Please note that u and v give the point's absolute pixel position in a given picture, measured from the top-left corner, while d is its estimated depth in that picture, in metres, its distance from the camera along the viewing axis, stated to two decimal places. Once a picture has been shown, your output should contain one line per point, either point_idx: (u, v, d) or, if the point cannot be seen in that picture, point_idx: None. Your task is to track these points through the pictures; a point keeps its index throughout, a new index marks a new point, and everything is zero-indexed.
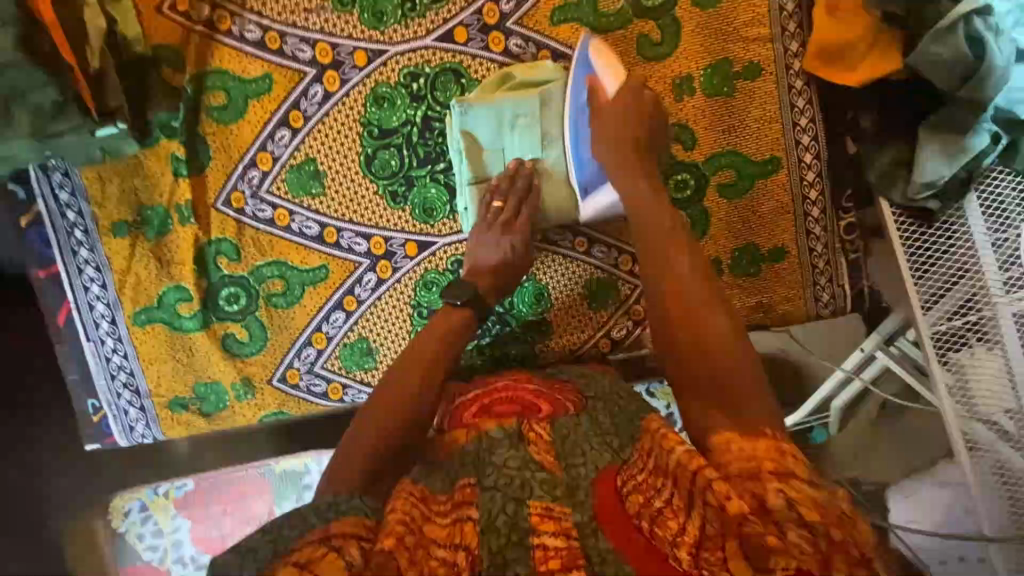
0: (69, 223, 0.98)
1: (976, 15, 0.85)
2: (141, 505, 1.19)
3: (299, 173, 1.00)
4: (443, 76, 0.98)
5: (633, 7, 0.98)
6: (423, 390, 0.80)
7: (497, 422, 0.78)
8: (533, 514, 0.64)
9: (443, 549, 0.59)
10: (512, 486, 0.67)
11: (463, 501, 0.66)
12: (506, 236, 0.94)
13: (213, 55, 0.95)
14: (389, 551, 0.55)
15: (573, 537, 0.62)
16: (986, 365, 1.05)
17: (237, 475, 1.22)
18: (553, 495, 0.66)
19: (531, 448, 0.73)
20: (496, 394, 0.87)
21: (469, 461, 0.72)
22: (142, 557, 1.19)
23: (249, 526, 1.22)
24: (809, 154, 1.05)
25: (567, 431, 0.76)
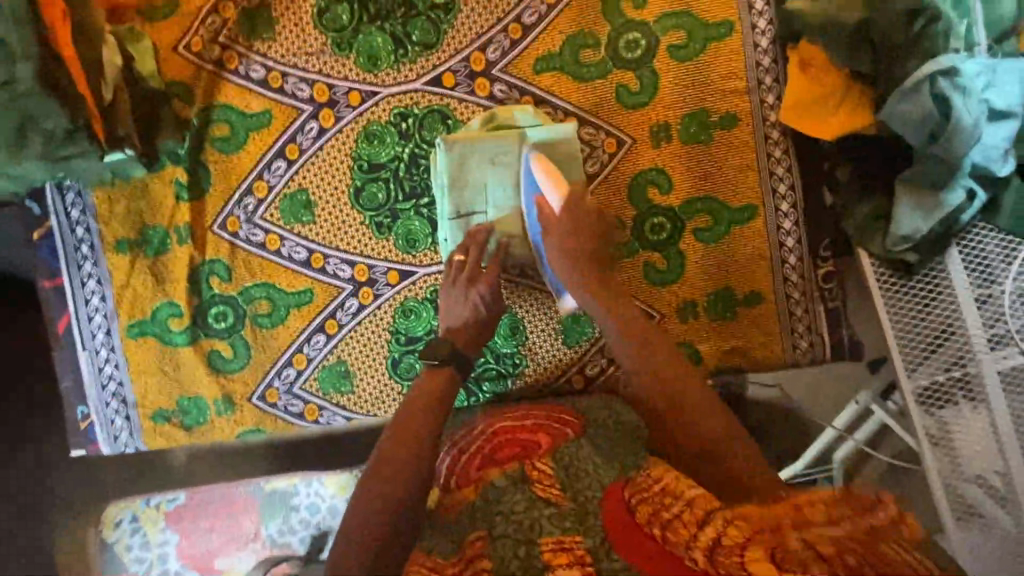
0: (78, 239, 1.05)
1: (943, 75, 0.87)
2: (132, 517, 1.24)
3: (292, 202, 1.06)
4: (430, 117, 1.04)
5: (613, 58, 1.03)
6: (420, 444, 0.81)
7: (500, 470, 0.83)
8: (545, 551, 0.68)
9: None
10: (523, 528, 0.70)
11: (474, 556, 0.69)
12: (474, 287, 0.98)
13: (220, 92, 1.03)
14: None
15: (587, 563, 0.65)
16: (971, 423, 1.04)
17: (227, 492, 1.26)
18: (563, 528, 0.69)
19: (535, 486, 0.76)
20: (497, 438, 0.91)
21: (478, 515, 0.75)
22: (127, 569, 1.23)
23: (234, 545, 1.25)
24: (786, 203, 1.07)
25: (568, 460, 0.80)
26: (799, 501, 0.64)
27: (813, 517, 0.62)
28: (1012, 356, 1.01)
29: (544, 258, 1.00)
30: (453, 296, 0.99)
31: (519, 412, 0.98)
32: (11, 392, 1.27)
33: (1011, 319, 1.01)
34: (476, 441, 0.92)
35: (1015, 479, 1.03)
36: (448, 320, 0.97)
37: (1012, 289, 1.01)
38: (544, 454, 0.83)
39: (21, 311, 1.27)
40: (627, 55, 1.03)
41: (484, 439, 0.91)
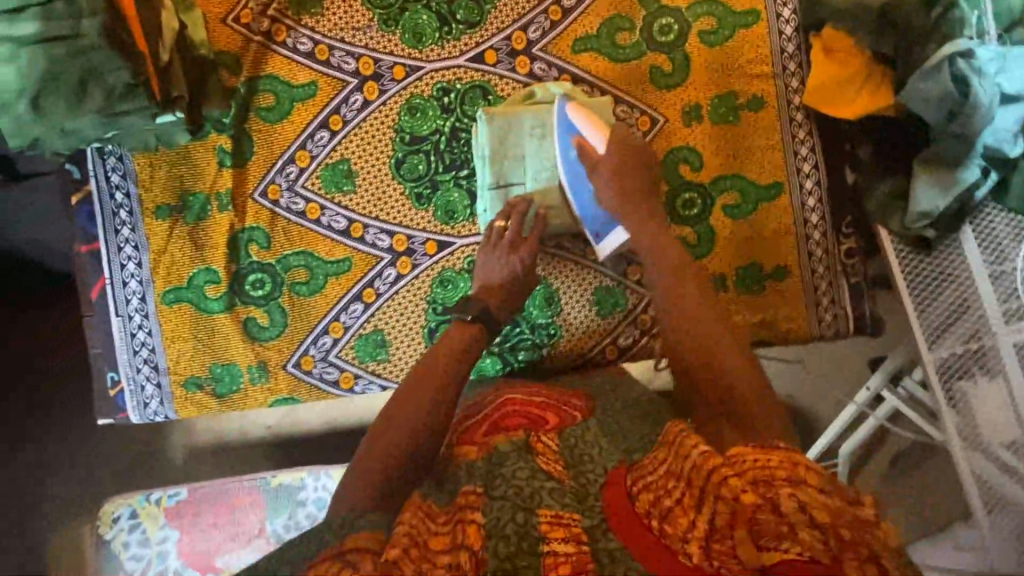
0: (116, 204, 1.06)
1: (961, 57, 0.93)
2: (131, 513, 1.22)
3: (333, 172, 1.08)
4: (472, 92, 1.08)
5: (647, 41, 1.09)
6: (432, 401, 0.85)
7: (505, 436, 0.80)
8: (544, 522, 0.65)
9: (446, 554, 0.63)
10: (521, 495, 0.68)
11: (467, 505, 0.68)
12: (515, 253, 1.02)
13: (267, 63, 1.05)
14: (395, 561, 0.61)
15: (583, 542, 0.64)
16: (989, 396, 1.07)
17: (230, 487, 1.25)
18: (562, 502, 0.67)
19: (540, 458, 0.73)
20: (504, 410, 0.89)
21: (479, 474, 0.72)
22: (123, 567, 1.20)
23: (237, 542, 1.24)
24: (810, 182, 1.12)
25: (575, 440, 0.77)
26: (797, 457, 0.65)
27: (808, 478, 0.62)
28: None
29: (578, 201, 1.03)
30: (493, 264, 1.01)
31: (523, 390, 0.94)
32: (12, 391, 1.30)
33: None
34: (483, 414, 0.89)
35: None
36: (484, 279, 1.01)
37: None
38: (551, 430, 0.81)
39: (20, 311, 1.28)
40: (661, 39, 1.09)
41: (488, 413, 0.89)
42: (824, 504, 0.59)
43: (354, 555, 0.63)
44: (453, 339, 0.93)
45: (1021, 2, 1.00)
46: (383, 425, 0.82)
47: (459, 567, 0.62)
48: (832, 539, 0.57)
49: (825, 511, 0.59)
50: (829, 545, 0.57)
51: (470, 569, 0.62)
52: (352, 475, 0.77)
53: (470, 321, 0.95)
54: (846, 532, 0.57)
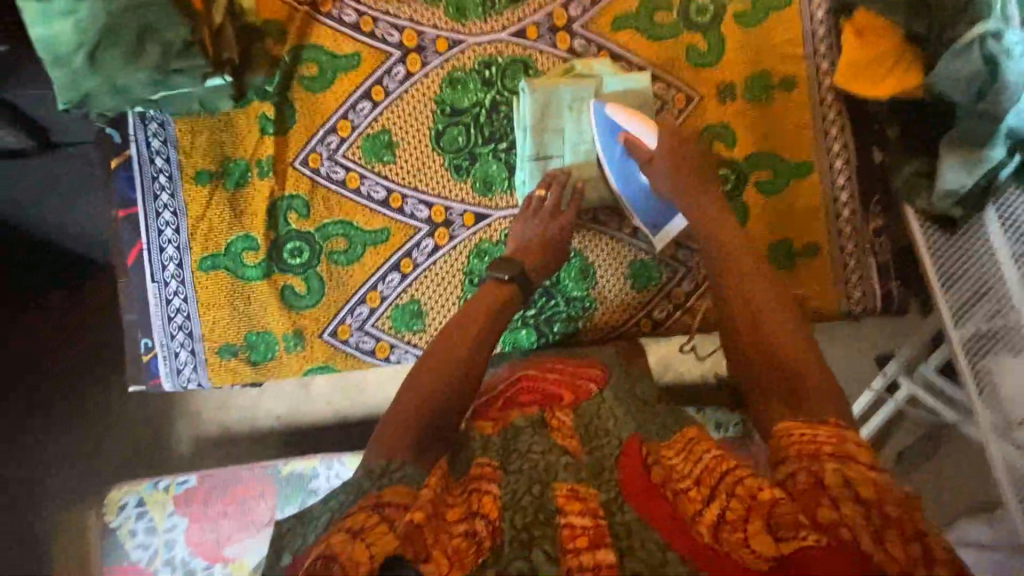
0: (156, 169, 1.05)
1: (992, 37, 0.96)
2: (139, 500, 1.23)
3: (374, 142, 1.09)
4: (513, 66, 1.09)
5: (684, 21, 1.11)
6: (464, 364, 0.85)
7: (520, 413, 0.81)
8: (560, 495, 0.65)
9: (462, 525, 0.64)
10: (537, 469, 0.68)
11: (479, 476, 0.71)
12: (555, 222, 1.03)
13: (312, 33, 1.06)
14: (417, 523, 0.61)
15: (599, 516, 0.63)
16: (1021, 376, 1.05)
17: (240, 476, 1.25)
18: (577, 477, 0.67)
19: (556, 433, 0.74)
20: (519, 386, 0.90)
21: (496, 449, 0.75)
22: (129, 556, 1.21)
23: (245, 531, 1.23)
24: (840, 161, 1.15)
25: (590, 417, 0.78)
26: (845, 431, 0.65)
27: (855, 454, 0.62)
28: None
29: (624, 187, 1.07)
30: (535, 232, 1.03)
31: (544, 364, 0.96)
32: (11, 392, 1.32)
33: None
34: (496, 393, 0.91)
35: None
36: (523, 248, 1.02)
37: None
38: (566, 406, 0.81)
39: (20, 310, 1.33)
40: (697, 19, 1.11)
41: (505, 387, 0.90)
42: (870, 479, 0.59)
43: (389, 508, 0.63)
44: (490, 304, 0.93)
45: None
46: (416, 384, 0.82)
47: (475, 533, 0.64)
48: (876, 514, 0.56)
49: (870, 485, 0.58)
50: (872, 520, 0.55)
51: (485, 537, 0.64)
52: (383, 431, 0.76)
53: (508, 281, 0.97)
54: (893, 509, 0.56)
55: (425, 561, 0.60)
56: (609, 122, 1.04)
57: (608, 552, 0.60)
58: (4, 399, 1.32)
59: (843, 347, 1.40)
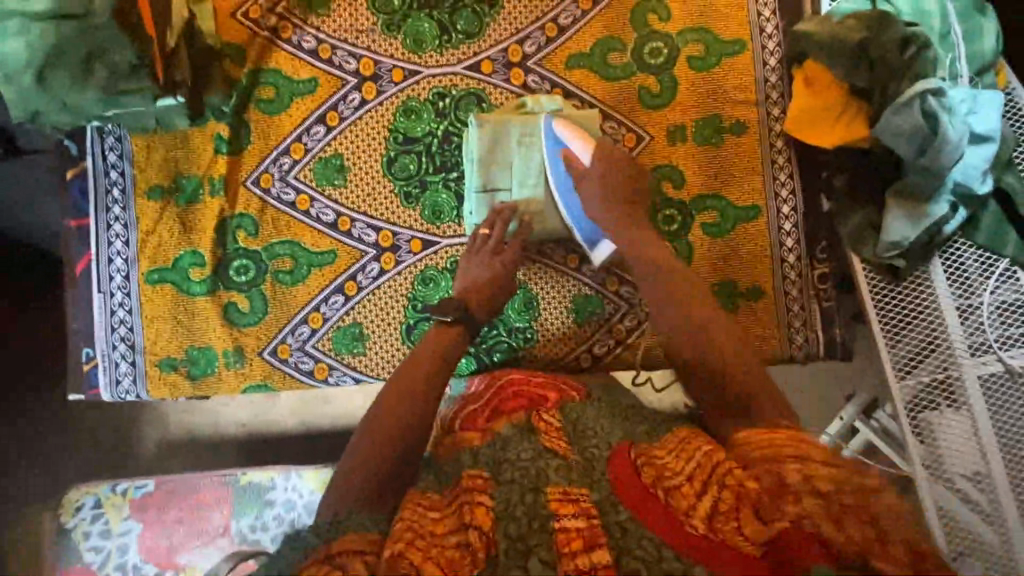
0: (110, 182, 1.08)
1: (931, 95, 0.98)
2: (95, 502, 1.24)
3: (326, 166, 1.11)
4: (467, 99, 1.12)
5: (637, 62, 1.14)
6: (422, 409, 0.86)
7: (507, 421, 0.84)
8: (552, 500, 0.66)
9: (454, 536, 0.66)
10: (527, 477, 0.70)
11: (473, 489, 0.71)
12: (496, 258, 1.05)
13: (271, 57, 1.09)
14: (400, 551, 0.63)
15: (593, 515, 0.65)
16: (954, 429, 1.09)
17: (199, 483, 1.26)
18: (569, 480, 0.69)
19: (543, 437, 0.76)
20: (505, 391, 0.93)
21: (484, 461, 0.76)
22: (82, 558, 1.22)
23: (199, 539, 1.24)
24: (787, 207, 1.16)
25: (576, 414, 0.81)
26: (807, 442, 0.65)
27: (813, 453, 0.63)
28: (992, 363, 1.08)
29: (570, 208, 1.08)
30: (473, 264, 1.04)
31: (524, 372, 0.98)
32: (11, 393, 1.31)
33: (989, 329, 1.08)
34: (482, 403, 0.92)
35: (993, 484, 1.07)
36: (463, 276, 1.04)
37: (989, 301, 1.09)
38: (552, 408, 0.85)
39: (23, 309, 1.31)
40: (651, 61, 1.14)
41: (490, 396, 0.92)
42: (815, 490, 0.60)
43: (343, 557, 0.64)
44: (439, 341, 0.95)
45: (994, 47, 1.06)
46: (376, 429, 0.83)
47: (467, 544, 0.65)
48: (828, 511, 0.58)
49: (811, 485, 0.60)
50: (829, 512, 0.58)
51: (479, 548, 0.64)
52: (344, 478, 0.78)
53: (450, 324, 0.97)
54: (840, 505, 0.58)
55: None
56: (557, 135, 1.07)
57: (604, 552, 0.62)
58: (4, 399, 1.31)
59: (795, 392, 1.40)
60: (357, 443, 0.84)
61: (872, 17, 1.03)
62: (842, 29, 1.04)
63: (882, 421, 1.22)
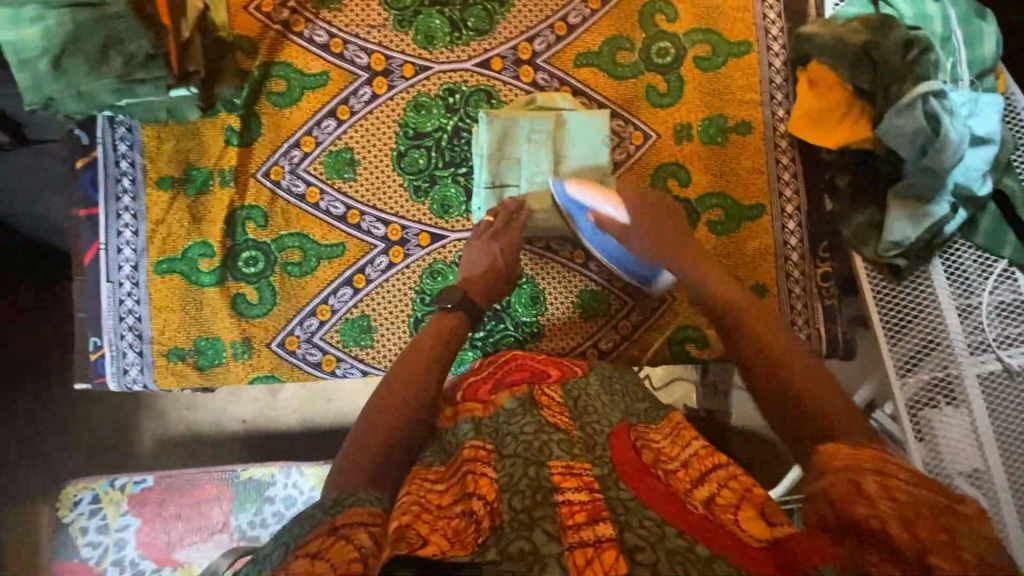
0: (120, 172, 1.08)
1: (934, 97, 1.00)
2: (93, 497, 1.23)
3: (336, 159, 1.11)
4: (476, 95, 1.13)
5: (645, 62, 1.15)
6: (422, 393, 0.86)
7: (509, 393, 0.84)
8: (556, 473, 0.69)
9: (459, 507, 0.70)
10: (530, 451, 0.72)
11: (473, 457, 0.75)
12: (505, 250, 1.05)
13: (283, 51, 1.10)
14: (407, 524, 0.66)
15: (595, 490, 0.67)
16: (954, 427, 1.10)
17: (199, 478, 1.26)
18: (572, 454, 0.72)
19: (545, 411, 0.79)
20: (506, 366, 0.91)
21: (487, 432, 0.78)
22: (79, 553, 1.21)
23: (198, 535, 1.23)
24: (791, 206, 1.18)
25: (578, 392, 0.85)
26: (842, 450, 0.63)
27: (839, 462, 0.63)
28: (991, 362, 1.10)
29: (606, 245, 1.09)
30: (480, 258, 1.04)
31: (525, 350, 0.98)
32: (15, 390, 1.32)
33: (989, 329, 1.10)
34: (484, 373, 0.91)
35: (992, 481, 1.08)
36: (469, 267, 1.04)
37: (989, 301, 1.11)
38: (554, 383, 0.86)
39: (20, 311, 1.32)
40: (658, 61, 1.15)
41: (494, 368, 0.91)
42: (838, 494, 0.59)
43: (347, 528, 0.65)
44: (440, 328, 0.96)
45: (994, 52, 1.08)
46: (376, 413, 0.83)
47: (472, 513, 0.68)
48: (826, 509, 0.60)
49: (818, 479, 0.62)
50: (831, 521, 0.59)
51: (483, 517, 0.67)
52: (342, 460, 0.78)
53: (449, 310, 0.98)
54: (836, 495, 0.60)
55: (424, 544, 0.64)
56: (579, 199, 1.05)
57: (608, 526, 0.63)
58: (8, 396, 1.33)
59: None
60: (356, 426, 0.83)
61: (876, 20, 1.05)
62: (847, 31, 1.06)
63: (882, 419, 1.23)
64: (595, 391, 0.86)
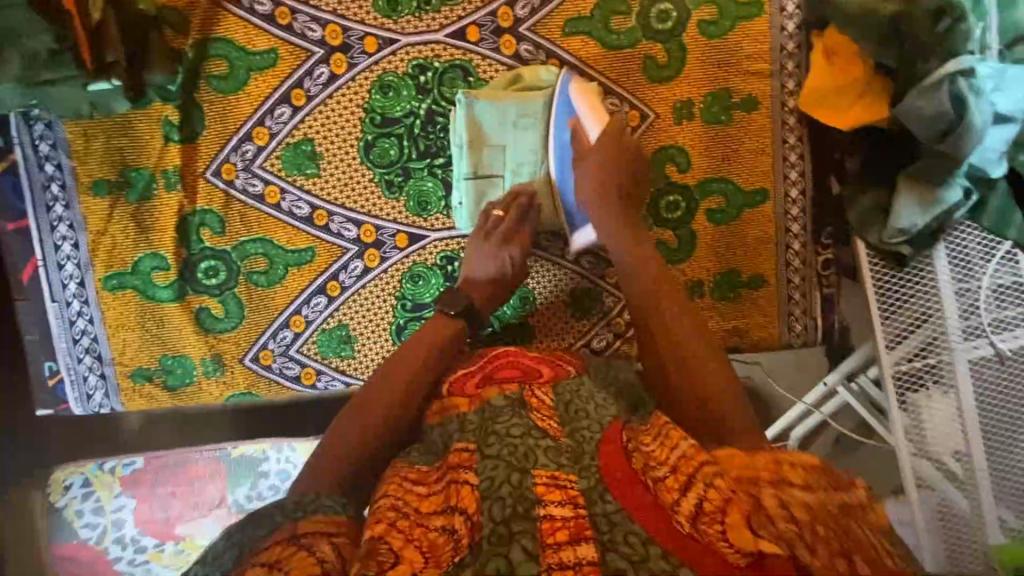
0: (47, 176, 0.95)
1: (962, 76, 0.87)
2: (84, 481, 1.21)
3: (295, 152, 0.98)
4: (452, 72, 0.99)
5: (643, 28, 1.02)
6: (408, 394, 0.78)
7: (498, 389, 0.75)
8: (539, 484, 0.61)
9: (439, 518, 0.62)
10: (514, 455, 0.64)
11: (456, 464, 0.67)
12: (505, 248, 0.94)
13: (219, 23, 0.94)
14: (379, 537, 0.59)
15: (580, 505, 0.60)
16: (940, 411, 1.04)
17: (187, 458, 1.23)
18: (558, 463, 0.64)
19: (534, 415, 0.71)
20: (496, 359, 0.82)
21: (472, 429, 0.70)
22: (78, 534, 1.22)
23: (198, 510, 1.23)
24: (796, 190, 1.09)
25: (569, 395, 0.75)
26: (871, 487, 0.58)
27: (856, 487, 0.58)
28: (984, 347, 1.01)
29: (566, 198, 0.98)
30: (487, 270, 0.93)
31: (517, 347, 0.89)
32: None
33: (985, 313, 1.00)
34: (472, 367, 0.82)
35: (973, 464, 1.03)
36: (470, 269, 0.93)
37: (989, 285, 1.01)
38: (545, 384, 0.77)
39: None
40: (658, 26, 1.02)
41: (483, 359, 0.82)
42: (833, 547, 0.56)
43: (310, 537, 0.59)
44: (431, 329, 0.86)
45: None
46: (359, 410, 0.77)
47: (452, 530, 0.60)
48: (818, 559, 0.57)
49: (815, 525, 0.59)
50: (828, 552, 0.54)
51: (462, 535, 0.59)
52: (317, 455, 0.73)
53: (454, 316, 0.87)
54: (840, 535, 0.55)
55: (395, 563, 0.57)
56: (567, 101, 0.95)
57: (590, 546, 0.56)
58: None
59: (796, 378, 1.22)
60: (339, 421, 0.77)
61: None
62: None
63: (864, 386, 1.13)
64: (589, 393, 0.76)
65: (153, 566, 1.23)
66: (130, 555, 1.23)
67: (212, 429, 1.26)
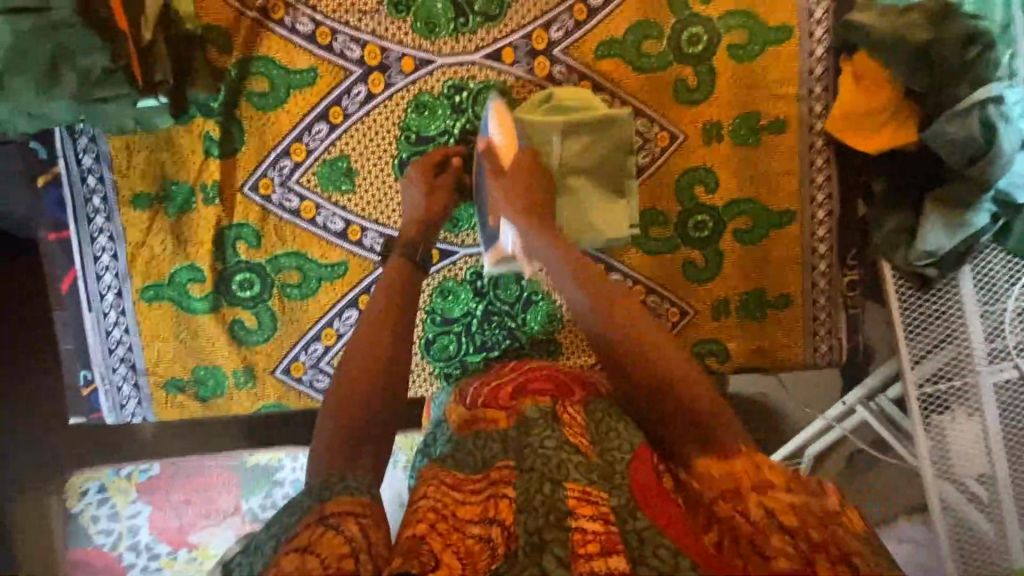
0: (89, 189, 0.97)
1: (992, 103, 0.89)
2: (99, 487, 1.22)
3: (331, 168, 1.00)
4: (485, 92, 1.01)
5: (674, 51, 1.03)
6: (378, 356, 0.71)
7: (531, 402, 0.72)
8: (571, 496, 0.58)
9: (476, 526, 0.58)
10: (548, 465, 0.62)
11: (499, 479, 0.63)
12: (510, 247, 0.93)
13: (261, 43, 0.96)
14: (420, 536, 0.56)
15: (611, 522, 0.57)
16: (965, 433, 1.03)
17: (206, 466, 1.23)
18: (589, 479, 0.61)
19: (566, 430, 0.67)
20: (529, 373, 0.79)
21: (511, 447, 0.67)
22: (93, 540, 1.23)
23: (211, 518, 1.23)
24: (822, 211, 1.10)
25: (601, 414, 0.72)
26: None
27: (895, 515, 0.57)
28: (1008, 370, 1.01)
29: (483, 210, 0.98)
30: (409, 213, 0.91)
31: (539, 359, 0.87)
32: None
33: (1010, 335, 1.00)
34: (506, 379, 0.80)
35: (998, 486, 1.03)
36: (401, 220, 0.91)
37: (1014, 307, 1.00)
38: (576, 402, 0.74)
39: None
40: (688, 50, 1.04)
41: (515, 370, 0.80)
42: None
43: (337, 518, 0.56)
44: (395, 280, 0.79)
45: None
46: (340, 395, 0.68)
47: (488, 539, 0.57)
48: None
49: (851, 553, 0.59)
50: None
51: (500, 544, 0.57)
52: (316, 433, 0.66)
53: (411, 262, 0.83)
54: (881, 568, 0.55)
55: (436, 568, 0.53)
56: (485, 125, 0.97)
57: (621, 559, 0.54)
58: None
59: (816, 400, 1.28)
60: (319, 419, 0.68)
61: (938, 7, 0.92)
62: (901, 23, 0.94)
63: (884, 406, 1.14)
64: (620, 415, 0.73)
65: (165, 574, 1.23)
66: (143, 562, 1.23)
67: (228, 437, 1.26)
